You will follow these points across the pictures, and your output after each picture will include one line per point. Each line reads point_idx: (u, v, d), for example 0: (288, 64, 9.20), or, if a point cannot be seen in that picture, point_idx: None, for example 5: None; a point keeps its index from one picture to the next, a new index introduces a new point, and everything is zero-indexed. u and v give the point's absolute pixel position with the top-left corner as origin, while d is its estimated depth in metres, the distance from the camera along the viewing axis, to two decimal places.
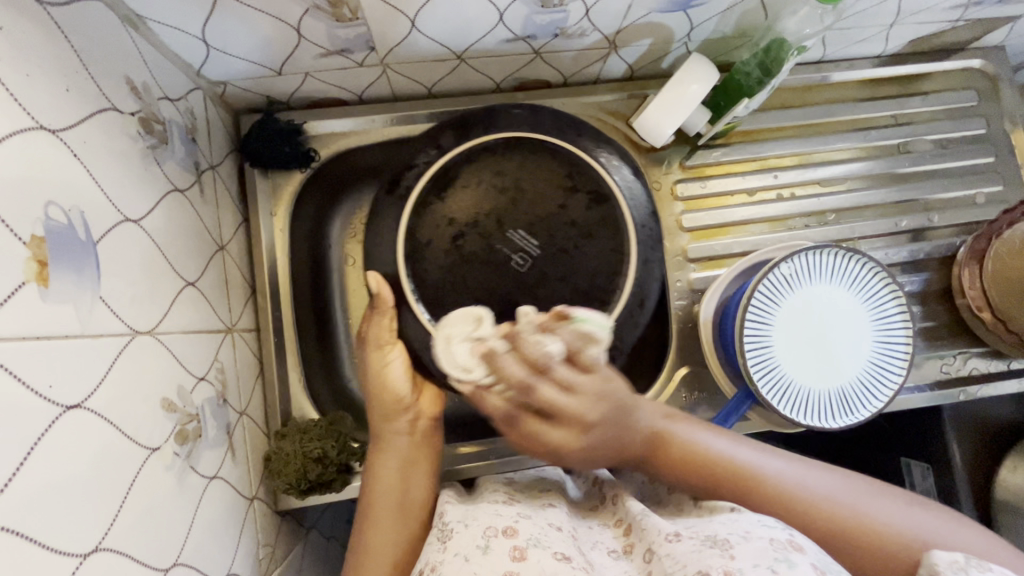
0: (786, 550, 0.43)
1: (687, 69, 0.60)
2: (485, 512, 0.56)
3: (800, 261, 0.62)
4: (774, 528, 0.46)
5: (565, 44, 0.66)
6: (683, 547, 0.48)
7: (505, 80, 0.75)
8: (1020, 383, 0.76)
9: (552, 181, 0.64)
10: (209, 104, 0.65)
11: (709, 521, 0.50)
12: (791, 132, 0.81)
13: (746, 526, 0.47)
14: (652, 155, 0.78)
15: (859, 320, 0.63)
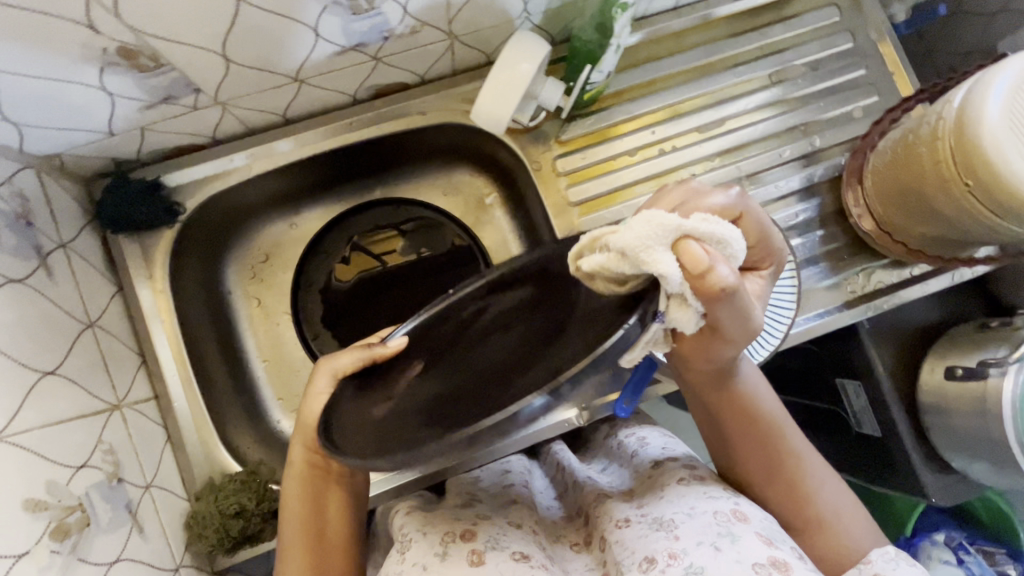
0: (729, 523, 0.51)
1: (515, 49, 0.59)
2: (442, 519, 0.60)
3: None
4: (718, 502, 0.54)
5: (400, 44, 0.64)
6: (632, 531, 0.54)
7: (360, 90, 0.72)
8: (924, 287, 0.77)
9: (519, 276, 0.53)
10: (48, 179, 0.62)
11: (657, 503, 0.57)
12: (664, 86, 0.80)
13: (691, 504, 0.54)
14: (527, 136, 0.77)
15: None
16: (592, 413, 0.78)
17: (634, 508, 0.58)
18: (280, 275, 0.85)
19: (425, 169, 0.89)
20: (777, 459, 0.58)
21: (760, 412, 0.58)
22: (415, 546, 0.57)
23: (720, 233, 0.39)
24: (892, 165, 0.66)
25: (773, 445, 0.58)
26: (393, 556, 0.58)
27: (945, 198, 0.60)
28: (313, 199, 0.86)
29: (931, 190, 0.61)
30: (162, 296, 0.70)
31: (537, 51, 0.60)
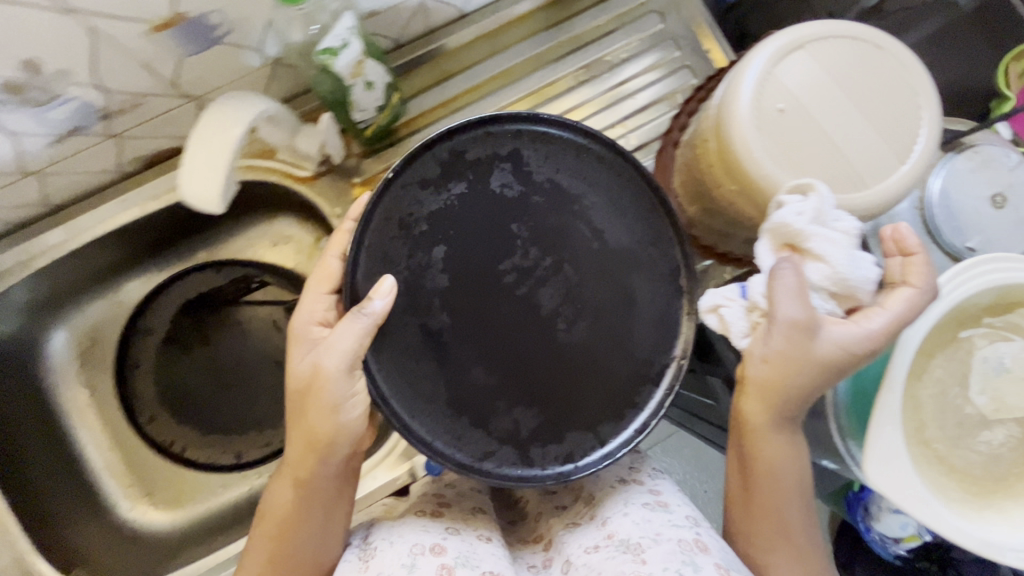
0: (690, 552, 0.53)
1: (211, 115, 0.52)
2: (411, 529, 0.56)
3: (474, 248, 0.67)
4: (681, 530, 0.56)
5: (132, 120, 0.59)
6: (598, 555, 0.57)
7: (126, 164, 0.67)
8: None
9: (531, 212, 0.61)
10: None
11: (621, 522, 0.60)
12: (465, 105, 0.75)
13: (657, 529, 0.57)
14: (318, 184, 0.73)
15: None
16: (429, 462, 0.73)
17: (599, 530, 0.61)
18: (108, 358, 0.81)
19: (246, 223, 0.84)
20: (780, 496, 0.56)
21: (794, 484, 0.56)
22: (381, 554, 0.53)
23: (825, 254, 0.48)
24: (687, 166, 0.62)
25: (781, 494, 0.56)
26: (354, 562, 0.55)
27: (724, 201, 0.57)
28: (133, 274, 0.82)
29: (714, 192, 0.58)
30: None
31: (242, 109, 0.52)
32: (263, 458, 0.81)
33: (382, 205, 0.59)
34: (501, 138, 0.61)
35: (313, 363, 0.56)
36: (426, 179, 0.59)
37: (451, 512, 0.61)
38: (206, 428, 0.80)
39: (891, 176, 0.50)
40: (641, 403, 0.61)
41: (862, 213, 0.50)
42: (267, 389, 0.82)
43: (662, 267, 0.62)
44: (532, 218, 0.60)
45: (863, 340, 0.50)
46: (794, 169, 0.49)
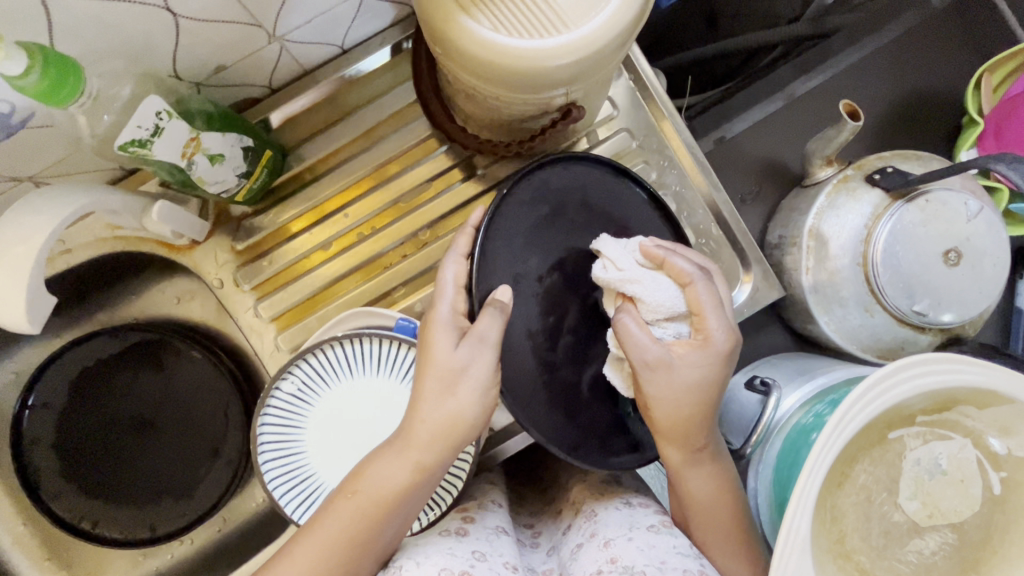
0: None
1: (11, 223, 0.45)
2: (437, 552, 0.47)
3: (331, 356, 0.54)
4: (687, 559, 0.47)
5: None
6: None
7: None
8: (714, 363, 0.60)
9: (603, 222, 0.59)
10: None
11: (625, 546, 0.49)
12: (356, 154, 0.68)
13: (661, 558, 0.47)
14: (197, 250, 0.66)
15: (388, 411, 0.53)
16: None
17: (601, 553, 0.50)
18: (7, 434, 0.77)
19: (143, 282, 0.79)
20: (712, 521, 0.52)
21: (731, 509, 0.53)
22: None
23: (638, 293, 0.50)
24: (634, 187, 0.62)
25: (713, 514, 0.52)
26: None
27: (450, 73, 0.47)
28: (26, 341, 0.77)
29: (454, 81, 0.49)
30: None
31: (47, 211, 0.46)
32: (178, 531, 0.77)
33: (496, 215, 0.55)
34: (576, 170, 0.60)
35: (475, 350, 0.47)
36: (516, 208, 0.56)
37: (478, 532, 0.51)
38: (117, 501, 0.76)
39: (602, 10, 0.40)
40: None
41: (573, 61, 0.41)
42: (178, 456, 0.78)
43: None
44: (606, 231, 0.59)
45: (710, 359, 0.49)
46: (485, 12, 0.41)
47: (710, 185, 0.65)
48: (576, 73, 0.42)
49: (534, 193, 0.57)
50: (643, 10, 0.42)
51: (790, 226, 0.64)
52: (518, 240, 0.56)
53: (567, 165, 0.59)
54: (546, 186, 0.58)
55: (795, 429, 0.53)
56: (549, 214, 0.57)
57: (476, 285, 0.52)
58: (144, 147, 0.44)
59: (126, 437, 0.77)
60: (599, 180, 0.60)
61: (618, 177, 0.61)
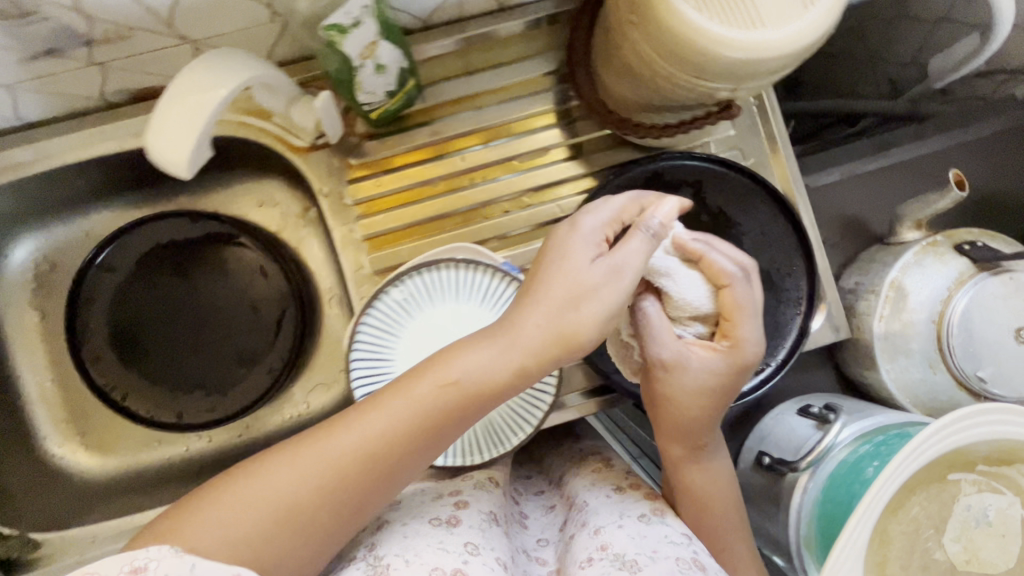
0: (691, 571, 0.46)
1: (192, 74, 0.46)
2: (427, 547, 0.46)
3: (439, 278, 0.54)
4: (679, 546, 0.49)
5: (117, 48, 0.54)
6: (594, 570, 0.48)
7: (109, 93, 0.63)
8: (783, 355, 0.64)
9: (700, 215, 0.67)
10: None
11: (615, 535, 0.51)
12: (482, 105, 0.70)
13: (652, 546, 0.49)
14: (314, 155, 0.68)
15: None
16: None
17: (591, 540, 0.52)
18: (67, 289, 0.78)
19: (231, 177, 0.79)
20: (710, 514, 0.57)
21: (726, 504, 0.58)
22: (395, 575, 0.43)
23: (671, 288, 0.52)
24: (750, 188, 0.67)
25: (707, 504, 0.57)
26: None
27: (627, 45, 0.51)
28: (104, 204, 0.77)
29: (623, 53, 0.53)
30: None
31: (230, 74, 0.47)
32: (204, 425, 0.76)
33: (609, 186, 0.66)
34: (696, 164, 0.67)
35: (635, 251, 0.46)
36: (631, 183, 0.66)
37: (470, 521, 0.50)
38: (154, 379, 0.76)
39: (798, 17, 0.44)
40: (756, 374, 0.64)
41: (758, 58, 0.44)
42: (221, 352, 0.77)
43: (790, 292, 0.65)
44: (700, 227, 0.67)
45: (735, 362, 0.54)
46: None
47: (805, 219, 0.69)
48: (754, 69, 0.46)
49: (648, 177, 0.67)
50: (829, 29, 0.46)
51: (869, 275, 0.68)
52: None
53: (686, 158, 0.66)
54: (657, 173, 0.67)
55: (850, 453, 0.55)
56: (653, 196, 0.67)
57: None
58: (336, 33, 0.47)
59: (176, 319, 0.77)
60: (709, 177, 0.67)
61: (732, 176, 0.66)
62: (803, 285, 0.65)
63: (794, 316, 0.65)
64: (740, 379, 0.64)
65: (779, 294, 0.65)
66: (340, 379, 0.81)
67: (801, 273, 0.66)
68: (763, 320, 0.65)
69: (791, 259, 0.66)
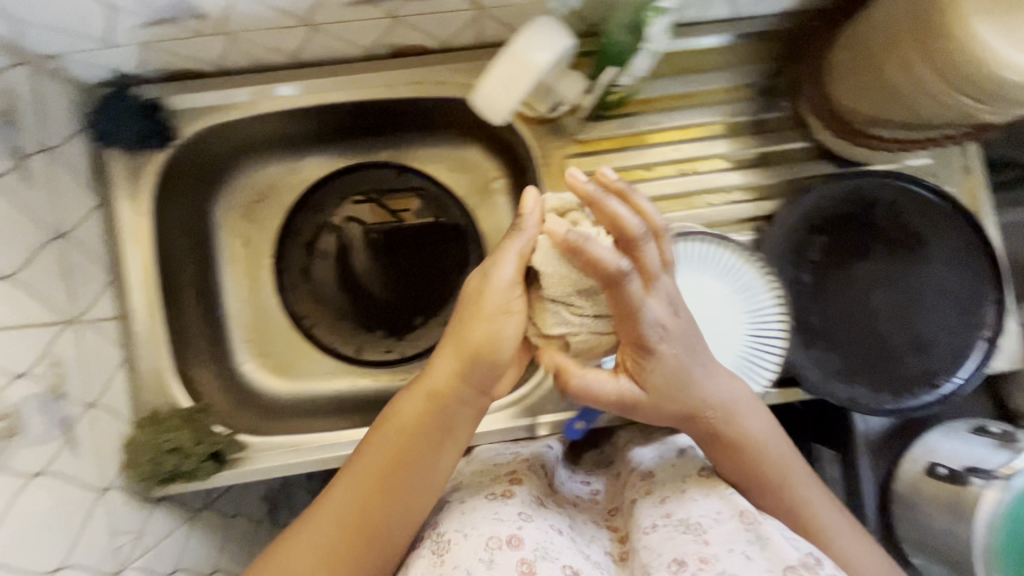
0: (755, 527, 0.48)
1: (534, 33, 0.51)
2: (483, 518, 0.51)
3: (685, 248, 0.59)
4: (742, 505, 0.50)
5: (420, 4, 0.60)
6: (657, 535, 0.50)
7: (376, 47, 0.68)
8: (965, 376, 0.66)
9: (896, 233, 0.70)
10: (44, 81, 0.61)
11: (679, 499, 0.52)
12: (695, 103, 0.75)
13: (717, 508, 0.50)
14: (542, 127, 0.73)
15: (726, 305, 0.59)
16: (547, 428, 0.71)
17: (655, 505, 0.53)
18: (271, 220, 0.83)
19: (433, 138, 0.84)
20: (784, 491, 0.54)
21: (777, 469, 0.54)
22: (457, 547, 0.49)
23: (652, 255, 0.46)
24: (948, 214, 0.70)
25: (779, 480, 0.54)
26: (426, 555, 0.50)
27: (893, 61, 0.55)
28: (316, 148, 0.83)
29: (885, 68, 0.56)
30: (143, 217, 0.69)
31: (556, 40, 0.52)
32: (381, 363, 0.82)
33: (813, 194, 0.71)
34: (897, 184, 0.70)
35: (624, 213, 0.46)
36: (829, 197, 0.71)
37: (522, 494, 0.54)
38: (341, 315, 0.82)
39: None
40: (935, 390, 0.67)
41: None
42: (403, 298, 0.82)
43: (977, 318, 0.68)
44: (895, 244, 0.70)
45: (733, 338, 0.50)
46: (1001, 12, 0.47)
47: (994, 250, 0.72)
48: None
49: (850, 191, 0.71)
50: None
51: None
52: (819, 218, 0.71)
53: (890, 178, 0.70)
54: (858, 187, 0.70)
55: None
56: (852, 207, 0.71)
57: (776, 227, 0.71)
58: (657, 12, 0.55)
59: (366, 261, 0.82)
60: (909, 198, 0.70)
61: (931, 202, 0.70)
62: (993, 311, 0.68)
63: (983, 341, 0.67)
64: (920, 391, 0.67)
65: (967, 319, 0.68)
66: None
67: (992, 301, 0.68)
68: (948, 339, 0.68)
69: (982, 286, 0.68)
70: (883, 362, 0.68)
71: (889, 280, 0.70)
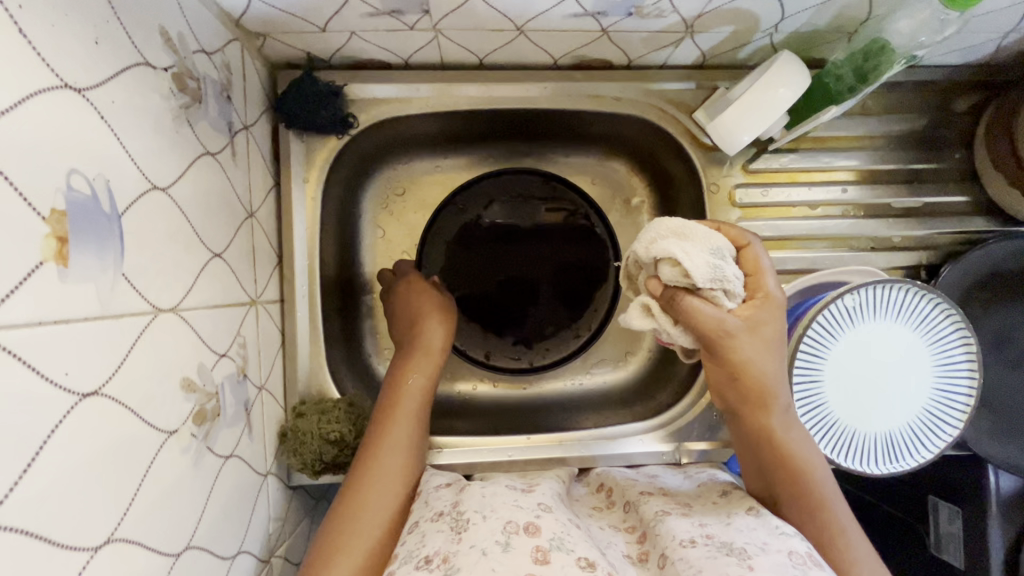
0: (803, 566, 0.45)
1: (777, 70, 0.57)
2: (504, 502, 0.50)
3: (891, 295, 0.57)
4: (790, 540, 0.48)
5: (638, 23, 0.59)
6: (697, 551, 0.48)
7: (564, 58, 0.68)
8: None
9: None
10: (247, 57, 0.60)
11: (722, 529, 0.51)
12: (863, 145, 0.74)
13: (764, 538, 0.49)
14: (712, 154, 0.72)
15: (916, 357, 0.58)
16: (690, 454, 0.70)
17: (694, 528, 0.52)
18: (412, 215, 0.83)
19: (582, 151, 0.83)
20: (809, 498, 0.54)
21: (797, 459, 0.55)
22: (475, 525, 0.47)
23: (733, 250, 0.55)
24: None
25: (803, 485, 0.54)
26: (444, 531, 0.48)
27: None
28: (466, 148, 0.82)
29: None
30: (312, 202, 0.68)
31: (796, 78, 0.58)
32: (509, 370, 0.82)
33: (981, 249, 0.70)
34: None
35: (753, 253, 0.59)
36: (1001, 255, 0.70)
37: (544, 492, 0.55)
38: (474, 318, 0.82)
39: None
40: None
41: None
42: (538, 309, 0.82)
43: None
44: None
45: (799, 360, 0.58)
46: None
47: None
48: None
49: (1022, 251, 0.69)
50: None
51: None
52: (985, 275, 0.70)
53: None
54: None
55: None
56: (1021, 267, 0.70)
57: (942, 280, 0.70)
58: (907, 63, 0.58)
59: (505, 267, 0.81)
60: None
61: None
62: None
63: None
64: None
65: None
66: (632, 359, 0.84)
67: None
68: None
69: None
70: None
71: None
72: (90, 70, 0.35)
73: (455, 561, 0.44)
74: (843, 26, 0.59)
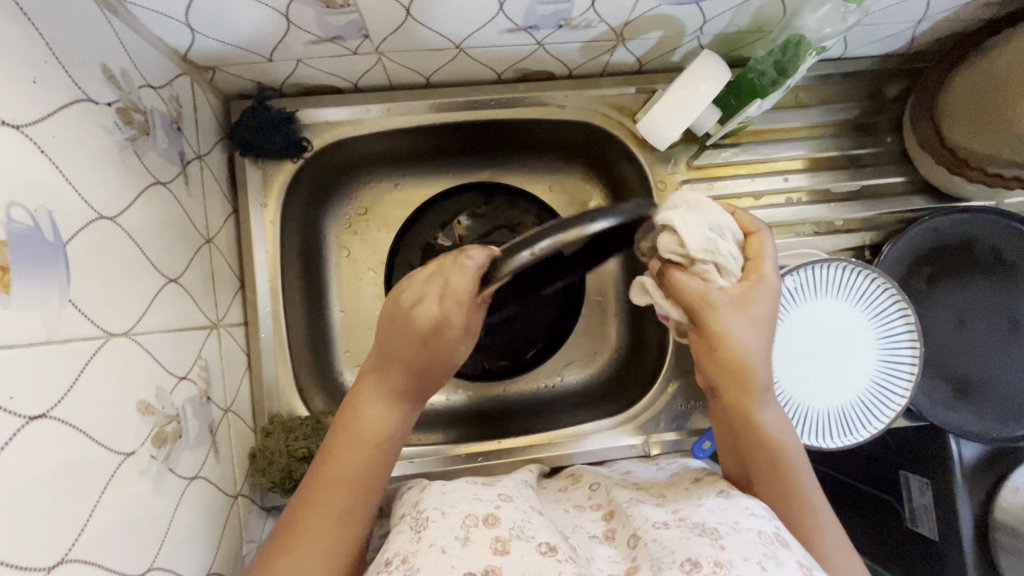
0: (773, 546, 0.44)
1: (696, 69, 0.62)
2: (462, 498, 0.51)
3: (825, 273, 0.60)
4: (761, 520, 0.47)
5: (570, 35, 0.62)
6: (670, 533, 0.47)
7: (507, 71, 0.71)
8: None
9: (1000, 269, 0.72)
10: (197, 90, 0.62)
11: (695, 510, 0.50)
12: (800, 135, 0.78)
13: (734, 517, 0.47)
14: (658, 153, 0.76)
15: (858, 330, 0.61)
16: (660, 445, 0.72)
17: (668, 512, 0.51)
18: (375, 233, 0.84)
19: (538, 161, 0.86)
20: (793, 501, 0.53)
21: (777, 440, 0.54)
22: (435, 524, 0.48)
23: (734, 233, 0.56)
24: None
25: (790, 486, 0.53)
26: (405, 532, 0.49)
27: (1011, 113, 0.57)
28: (424, 166, 0.84)
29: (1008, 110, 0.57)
30: (270, 226, 0.70)
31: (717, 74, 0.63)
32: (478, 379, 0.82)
33: (919, 228, 0.73)
34: (1000, 223, 0.72)
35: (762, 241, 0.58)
36: (938, 229, 0.73)
37: (507, 484, 0.57)
38: None
39: None
40: None
41: None
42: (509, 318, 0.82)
43: None
44: (999, 281, 0.72)
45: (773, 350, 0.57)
46: None
47: None
48: None
49: (955, 226, 0.73)
50: None
51: None
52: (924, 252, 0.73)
53: (998, 216, 0.72)
54: (959, 221, 0.73)
55: None
56: (955, 241, 0.73)
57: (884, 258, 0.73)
58: (818, 54, 0.61)
59: None
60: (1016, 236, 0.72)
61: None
62: None
63: None
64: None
65: None
66: (601, 358, 0.86)
67: None
68: None
69: None
70: (985, 395, 0.70)
71: (993, 314, 0.72)
72: (29, 107, 0.37)
73: (415, 560, 0.45)
74: (763, 24, 0.63)
